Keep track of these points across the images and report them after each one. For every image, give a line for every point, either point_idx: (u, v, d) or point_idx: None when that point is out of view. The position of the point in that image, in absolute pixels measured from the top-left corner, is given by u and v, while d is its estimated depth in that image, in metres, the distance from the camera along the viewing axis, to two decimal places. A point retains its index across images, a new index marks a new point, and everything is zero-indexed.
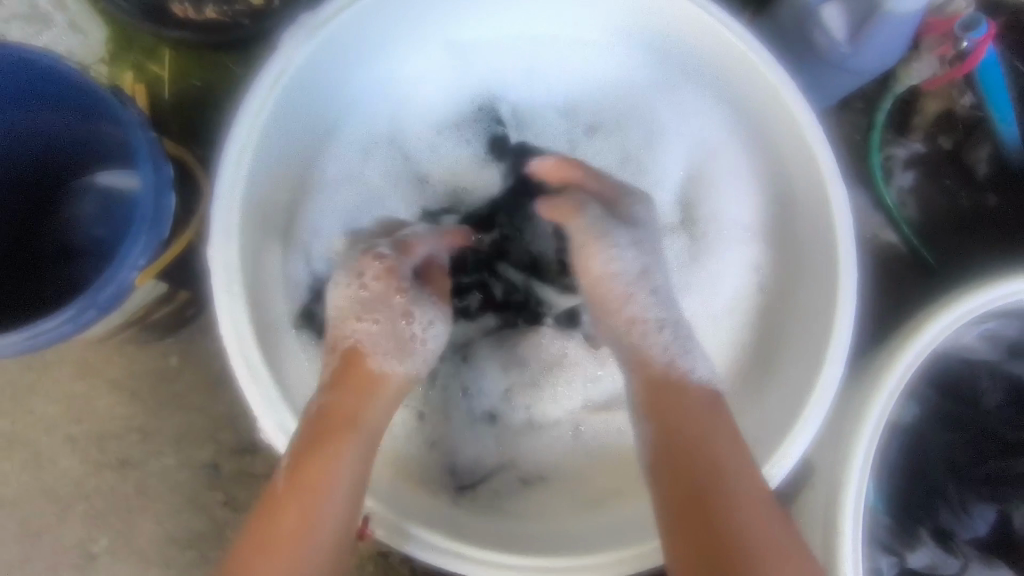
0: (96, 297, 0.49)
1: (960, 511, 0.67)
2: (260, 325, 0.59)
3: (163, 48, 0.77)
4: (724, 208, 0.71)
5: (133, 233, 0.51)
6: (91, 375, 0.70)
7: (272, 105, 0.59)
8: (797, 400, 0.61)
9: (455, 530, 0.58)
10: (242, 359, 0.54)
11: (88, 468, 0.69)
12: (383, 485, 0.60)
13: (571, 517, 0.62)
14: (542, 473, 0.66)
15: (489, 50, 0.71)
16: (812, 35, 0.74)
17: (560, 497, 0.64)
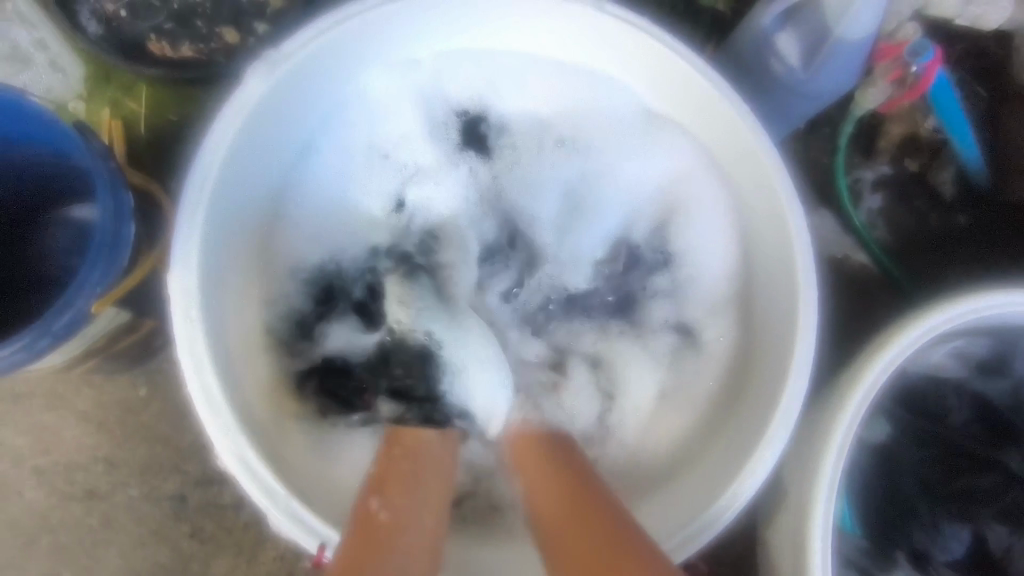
0: (52, 326, 0.49)
1: (931, 529, 0.66)
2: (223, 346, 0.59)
3: (139, 85, 0.79)
4: (690, 243, 0.72)
5: (92, 261, 0.51)
6: (60, 407, 0.70)
7: (237, 132, 0.60)
8: (760, 421, 0.61)
9: None
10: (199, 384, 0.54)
11: (52, 501, 0.69)
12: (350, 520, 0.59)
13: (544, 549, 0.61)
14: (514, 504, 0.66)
15: (463, 73, 0.72)
16: (769, 61, 0.76)
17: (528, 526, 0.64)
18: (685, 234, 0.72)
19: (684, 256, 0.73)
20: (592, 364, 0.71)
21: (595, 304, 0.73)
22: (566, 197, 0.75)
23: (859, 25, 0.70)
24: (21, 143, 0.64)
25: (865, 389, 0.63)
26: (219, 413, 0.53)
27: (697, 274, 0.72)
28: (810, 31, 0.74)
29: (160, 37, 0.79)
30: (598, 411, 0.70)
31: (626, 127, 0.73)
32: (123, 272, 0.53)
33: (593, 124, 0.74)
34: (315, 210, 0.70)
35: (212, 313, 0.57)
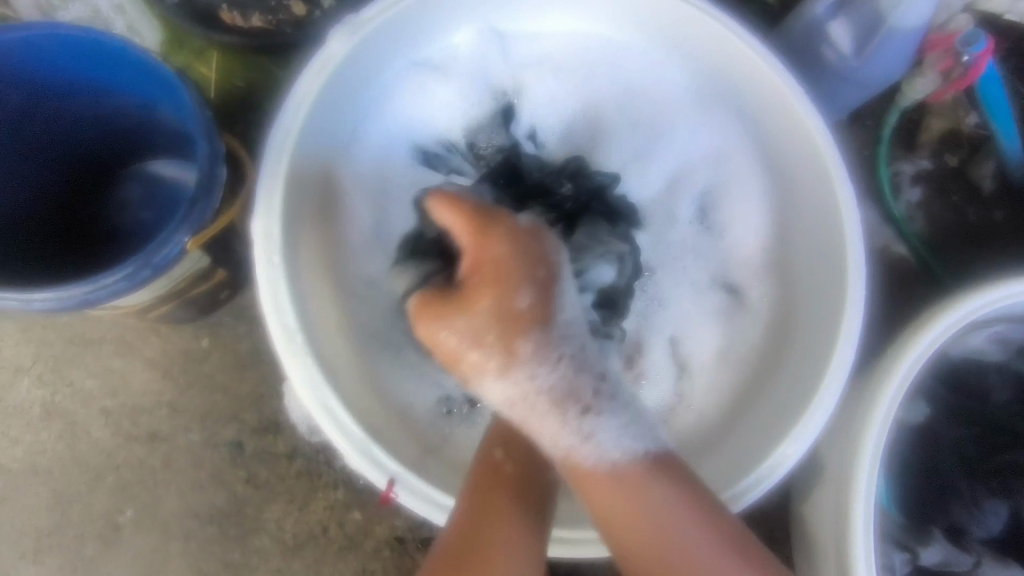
0: (152, 260, 0.53)
1: (970, 505, 0.68)
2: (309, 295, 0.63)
3: (211, 51, 0.83)
4: (741, 226, 0.74)
5: (190, 201, 0.54)
6: (128, 352, 0.73)
7: (318, 93, 0.63)
8: (806, 390, 0.63)
9: None
10: (283, 327, 0.58)
11: (118, 440, 0.72)
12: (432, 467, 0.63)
13: None
14: None
15: (527, 51, 0.75)
16: (821, 48, 0.79)
17: None
18: (738, 217, 0.74)
19: (734, 237, 0.74)
20: (668, 340, 0.73)
21: (664, 284, 0.75)
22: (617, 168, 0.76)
23: (913, 14, 0.71)
24: (110, 95, 0.67)
25: (910, 362, 0.65)
26: (303, 359, 0.57)
27: (743, 238, 0.74)
28: (865, 18, 0.75)
29: (231, 6, 0.81)
30: (667, 390, 0.71)
31: (677, 105, 0.75)
32: (214, 215, 0.56)
33: (648, 105, 0.75)
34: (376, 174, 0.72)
35: (290, 260, 0.60)
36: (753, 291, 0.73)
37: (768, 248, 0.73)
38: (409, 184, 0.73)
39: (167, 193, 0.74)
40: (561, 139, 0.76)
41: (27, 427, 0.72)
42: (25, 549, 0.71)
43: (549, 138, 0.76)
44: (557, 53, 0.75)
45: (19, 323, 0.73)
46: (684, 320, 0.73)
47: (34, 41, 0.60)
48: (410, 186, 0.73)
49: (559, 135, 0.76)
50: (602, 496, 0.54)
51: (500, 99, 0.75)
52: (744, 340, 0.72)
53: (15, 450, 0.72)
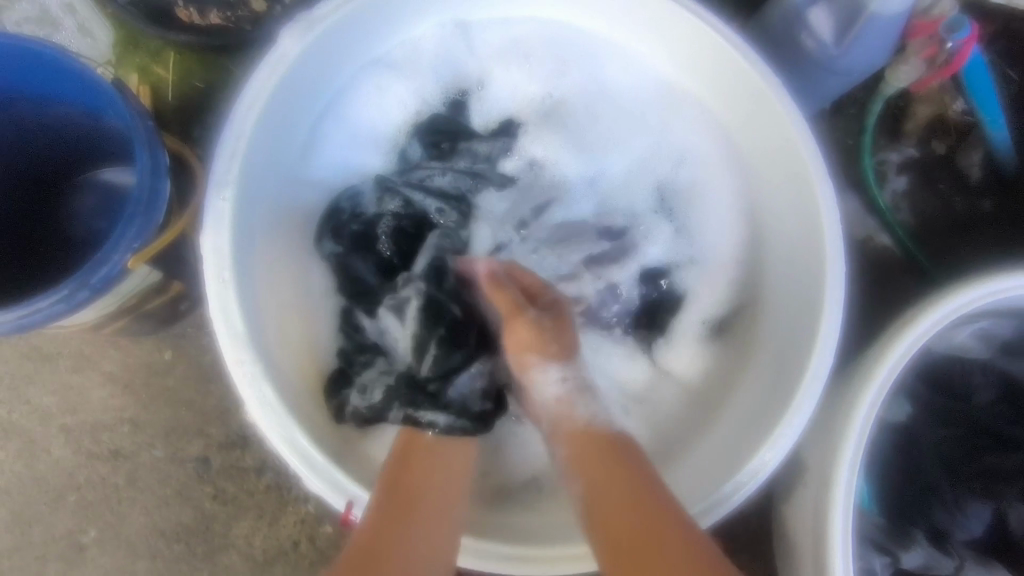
0: (91, 280, 0.50)
1: (954, 509, 0.66)
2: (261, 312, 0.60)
3: (168, 52, 0.79)
4: (713, 228, 0.71)
5: (129, 217, 0.52)
6: (87, 367, 0.71)
7: (269, 94, 0.60)
8: (783, 399, 0.60)
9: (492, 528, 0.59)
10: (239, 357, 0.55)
11: (79, 459, 0.70)
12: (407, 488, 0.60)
13: None
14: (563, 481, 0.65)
15: (492, 45, 0.72)
16: (800, 36, 0.75)
17: None
18: (710, 218, 0.71)
19: (708, 239, 0.71)
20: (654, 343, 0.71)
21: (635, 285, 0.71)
22: (583, 168, 0.73)
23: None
24: (51, 103, 0.64)
25: (891, 365, 0.62)
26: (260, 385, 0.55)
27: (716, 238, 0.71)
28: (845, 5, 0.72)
29: (188, 3, 0.78)
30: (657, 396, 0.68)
31: (647, 101, 0.72)
32: (158, 230, 0.54)
33: (616, 98, 0.73)
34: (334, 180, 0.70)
35: (242, 277, 0.58)
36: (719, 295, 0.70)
37: (741, 247, 0.70)
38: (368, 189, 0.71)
39: (118, 202, 0.71)
40: (529, 136, 0.73)
41: None
42: None
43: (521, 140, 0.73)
44: (523, 50, 0.72)
45: None
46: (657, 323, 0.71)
47: None
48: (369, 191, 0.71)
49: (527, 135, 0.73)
50: (584, 470, 0.54)
51: (459, 95, 0.73)
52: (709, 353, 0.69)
53: None
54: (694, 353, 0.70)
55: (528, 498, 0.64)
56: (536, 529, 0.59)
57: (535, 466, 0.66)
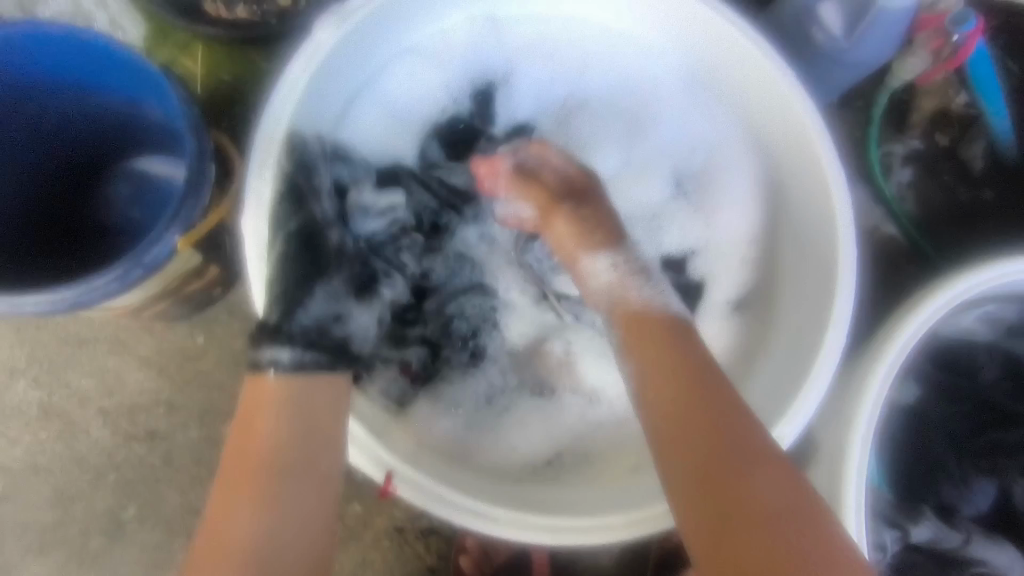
0: (143, 259, 0.53)
1: (961, 482, 0.69)
2: None
3: (195, 45, 0.81)
4: (729, 213, 0.74)
5: (178, 200, 0.54)
6: (123, 351, 0.73)
7: (307, 81, 0.62)
8: (799, 374, 0.63)
9: (513, 496, 0.62)
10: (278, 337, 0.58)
11: (117, 439, 0.72)
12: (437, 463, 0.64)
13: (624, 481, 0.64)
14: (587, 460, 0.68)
15: (517, 37, 0.75)
16: (811, 30, 0.78)
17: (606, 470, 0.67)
18: (727, 203, 0.74)
19: (722, 223, 0.75)
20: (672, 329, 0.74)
21: (660, 268, 0.75)
22: (602, 153, 0.77)
23: None
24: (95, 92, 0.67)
25: (900, 346, 0.65)
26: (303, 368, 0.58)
27: (729, 222, 0.74)
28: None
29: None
30: None
31: (664, 90, 0.75)
32: (204, 213, 0.56)
33: (636, 89, 0.76)
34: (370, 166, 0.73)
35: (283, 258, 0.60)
36: (726, 278, 0.74)
37: (759, 231, 0.73)
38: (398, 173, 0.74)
39: (156, 190, 0.74)
40: (541, 121, 0.77)
41: (25, 428, 0.72)
42: (30, 547, 0.71)
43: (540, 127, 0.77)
44: (547, 43, 0.75)
45: (12, 324, 0.73)
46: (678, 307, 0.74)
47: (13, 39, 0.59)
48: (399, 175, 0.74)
49: (546, 124, 0.77)
50: (634, 350, 0.59)
51: (481, 84, 0.76)
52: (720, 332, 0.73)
53: (15, 451, 0.72)
54: (718, 336, 0.73)
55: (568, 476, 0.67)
56: (561, 498, 0.62)
57: (560, 441, 0.70)
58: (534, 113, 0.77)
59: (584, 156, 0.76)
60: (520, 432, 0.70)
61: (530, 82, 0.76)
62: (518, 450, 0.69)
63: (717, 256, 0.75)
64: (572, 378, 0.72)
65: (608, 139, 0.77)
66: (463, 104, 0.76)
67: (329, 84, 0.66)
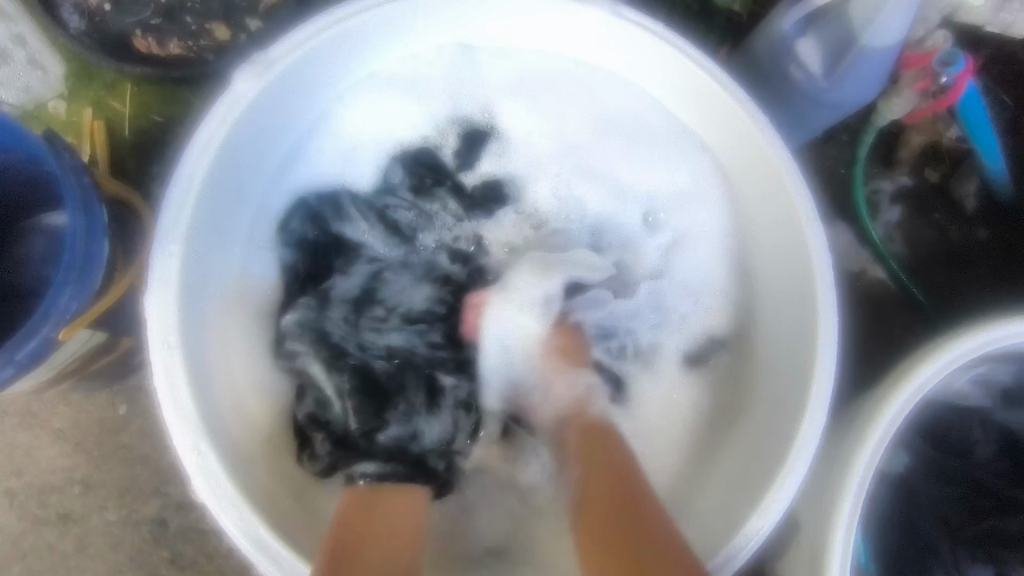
0: (17, 354, 0.46)
1: (954, 571, 0.63)
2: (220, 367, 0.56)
3: (124, 83, 0.75)
4: (702, 264, 0.70)
5: (60, 285, 0.48)
6: (34, 425, 0.66)
7: (226, 136, 0.56)
8: (779, 455, 0.56)
9: None
10: (189, 434, 0.49)
11: (25, 524, 0.65)
12: None
13: None
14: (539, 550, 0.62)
15: (485, 72, 0.70)
16: (788, 67, 0.72)
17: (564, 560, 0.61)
18: (700, 254, 0.70)
19: (695, 268, 0.70)
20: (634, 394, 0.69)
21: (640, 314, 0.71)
22: (569, 185, 0.73)
23: (886, 34, 0.65)
24: None
25: (888, 419, 0.59)
26: (210, 475, 0.49)
27: (698, 266, 0.70)
28: (835, 37, 0.70)
29: (147, 32, 0.75)
30: (646, 454, 0.67)
31: (634, 127, 0.70)
32: (97, 295, 0.50)
33: (613, 131, 0.71)
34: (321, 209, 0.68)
35: (193, 337, 0.53)
36: (695, 326, 0.69)
37: (734, 284, 0.69)
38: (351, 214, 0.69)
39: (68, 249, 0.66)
40: (501, 147, 0.73)
41: None
42: None
43: (501, 159, 0.73)
44: (519, 83, 0.70)
45: None
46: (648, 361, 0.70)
47: None
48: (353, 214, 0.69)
49: (509, 154, 0.73)
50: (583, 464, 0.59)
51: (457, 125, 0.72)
52: (683, 381, 0.69)
53: None
54: (689, 385, 0.69)
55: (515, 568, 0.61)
56: None
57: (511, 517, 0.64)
58: (510, 160, 0.73)
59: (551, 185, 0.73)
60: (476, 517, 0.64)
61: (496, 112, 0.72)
62: (472, 542, 0.63)
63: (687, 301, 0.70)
64: (531, 447, 0.66)
65: (579, 169, 0.72)
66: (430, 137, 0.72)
67: (281, 119, 0.63)
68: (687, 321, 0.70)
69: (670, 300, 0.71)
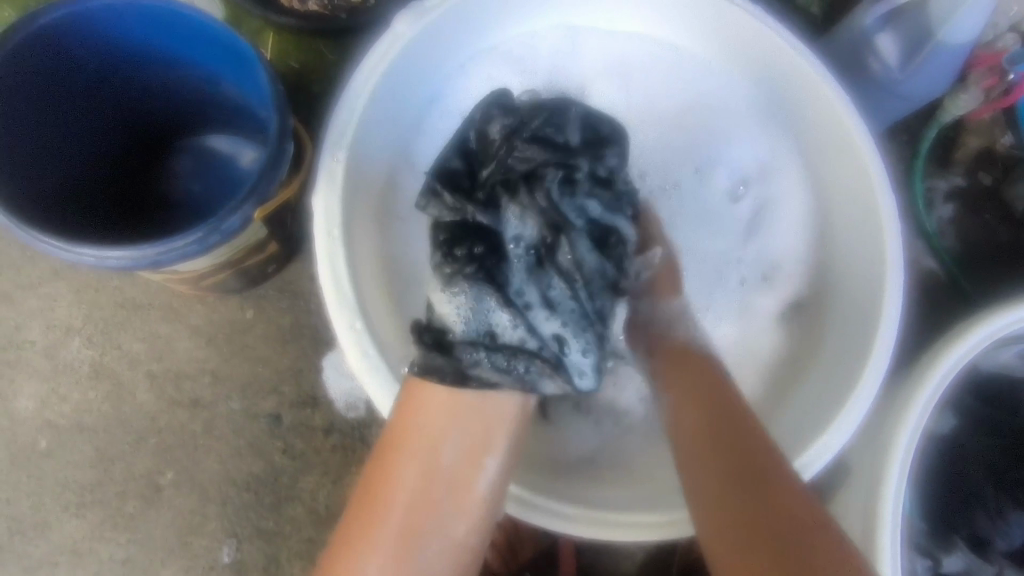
0: (222, 226, 0.55)
1: (997, 516, 0.69)
2: (363, 274, 0.64)
3: (267, 33, 0.84)
4: (778, 234, 0.75)
5: (258, 173, 0.57)
6: (175, 319, 0.75)
7: (383, 71, 0.65)
8: (843, 385, 0.63)
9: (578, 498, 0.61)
10: (343, 310, 0.59)
11: (162, 404, 0.74)
12: None
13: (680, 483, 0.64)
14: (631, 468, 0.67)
15: (593, 49, 0.77)
16: (866, 58, 0.80)
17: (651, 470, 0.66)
18: (778, 224, 0.75)
19: (775, 234, 0.75)
20: (706, 346, 0.74)
21: (722, 277, 0.75)
22: (660, 152, 0.78)
23: (962, 31, 0.72)
24: (179, 69, 0.70)
25: (944, 370, 0.64)
26: (360, 345, 0.58)
27: (780, 234, 0.75)
28: (912, 32, 0.76)
29: None
30: (729, 394, 0.72)
31: (724, 103, 0.77)
32: (278, 188, 0.59)
33: (703, 106, 0.77)
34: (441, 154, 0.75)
35: (348, 236, 0.62)
36: (773, 289, 0.74)
37: (806, 253, 0.74)
38: None
39: (223, 167, 0.77)
40: (594, 110, 0.78)
41: (75, 386, 0.74)
42: (68, 503, 0.72)
43: None
44: (625, 58, 0.77)
45: (72, 284, 0.75)
46: (725, 316, 0.75)
47: (116, 10, 0.62)
48: None
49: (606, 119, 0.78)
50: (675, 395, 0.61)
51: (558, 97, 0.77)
52: (758, 334, 0.74)
53: (64, 407, 0.74)
54: (765, 337, 0.74)
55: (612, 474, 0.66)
56: (604, 496, 0.62)
57: None
58: (608, 131, 0.78)
59: (643, 148, 0.78)
60: (565, 438, 0.69)
61: (596, 80, 0.78)
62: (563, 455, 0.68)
63: (768, 264, 0.75)
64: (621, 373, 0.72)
65: (672, 137, 0.77)
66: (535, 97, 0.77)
67: (416, 68, 0.70)
68: (766, 281, 0.75)
69: (751, 262, 0.75)
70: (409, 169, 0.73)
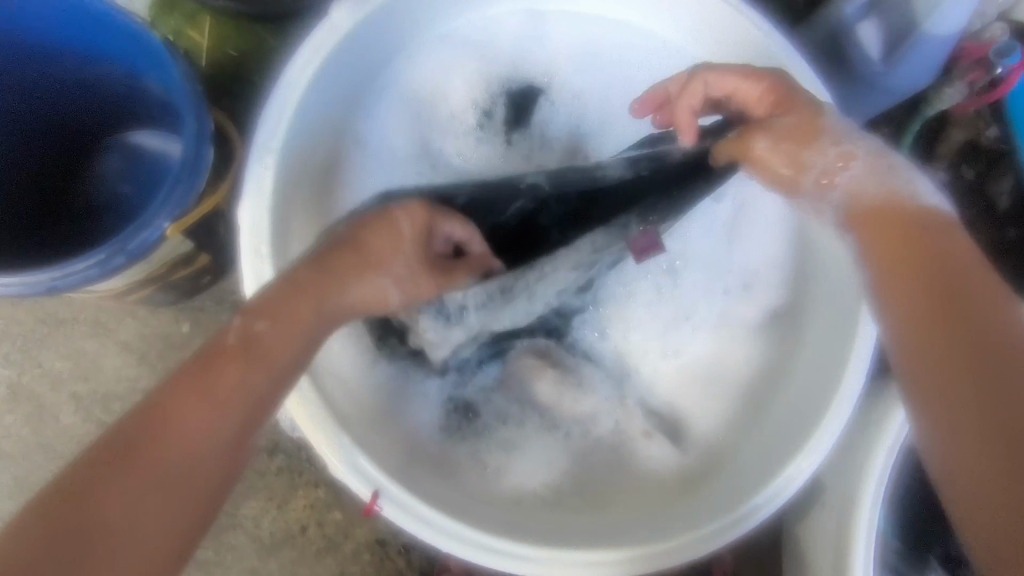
0: (128, 244, 0.50)
1: None
2: None
3: (202, 16, 0.76)
4: (756, 236, 0.68)
5: (173, 181, 0.51)
6: (102, 334, 0.69)
7: (318, 63, 0.58)
8: (815, 410, 0.58)
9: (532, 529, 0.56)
10: None
11: (90, 427, 0.68)
12: (429, 482, 0.58)
13: (646, 512, 0.59)
14: (597, 491, 0.63)
15: (557, 38, 0.71)
16: (847, 48, 0.75)
17: (618, 495, 0.62)
18: (755, 225, 0.68)
19: (753, 235, 0.68)
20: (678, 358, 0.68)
21: (696, 283, 0.69)
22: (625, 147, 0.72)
23: (948, 19, 0.67)
24: (92, 63, 0.64)
25: None
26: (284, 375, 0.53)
27: (761, 235, 0.68)
28: (896, 20, 0.71)
29: None
30: (699, 406, 0.66)
31: None
32: (199, 199, 0.53)
33: None
34: (388, 150, 0.70)
35: (279, 251, 0.57)
36: (748, 295, 0.68)
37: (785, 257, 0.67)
38: (412, 159, 0.71)
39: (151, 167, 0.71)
40: (556, 101, 0.73)
41: None
42: None
43: (560, 114, 0.73)
44: (591, 45, 0.72)
45: None
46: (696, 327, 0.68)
47: None
48: (414, 160, 0.71)
49: (569, 110, 0.73)
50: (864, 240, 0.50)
51: (517, 88, 0.72)
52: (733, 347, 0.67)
53: None
54: (739, 347, 0.67)
55: (577, 499, 0.61)
56: (563, 527, 0.57)
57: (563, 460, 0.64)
58: (571, 124, 0.73)
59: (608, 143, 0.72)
60: (525, 463, 0.64)
61: (559, 70, 0.72)
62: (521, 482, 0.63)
63: (746, 267, 0.68)
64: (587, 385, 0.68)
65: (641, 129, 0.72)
66: (493, 87, 0.72)
67: (358, 59, 0.64)
68: (743, 285, 0.68)
69: (727, 266, 0.69)
70: (350, 166, 0.68)
